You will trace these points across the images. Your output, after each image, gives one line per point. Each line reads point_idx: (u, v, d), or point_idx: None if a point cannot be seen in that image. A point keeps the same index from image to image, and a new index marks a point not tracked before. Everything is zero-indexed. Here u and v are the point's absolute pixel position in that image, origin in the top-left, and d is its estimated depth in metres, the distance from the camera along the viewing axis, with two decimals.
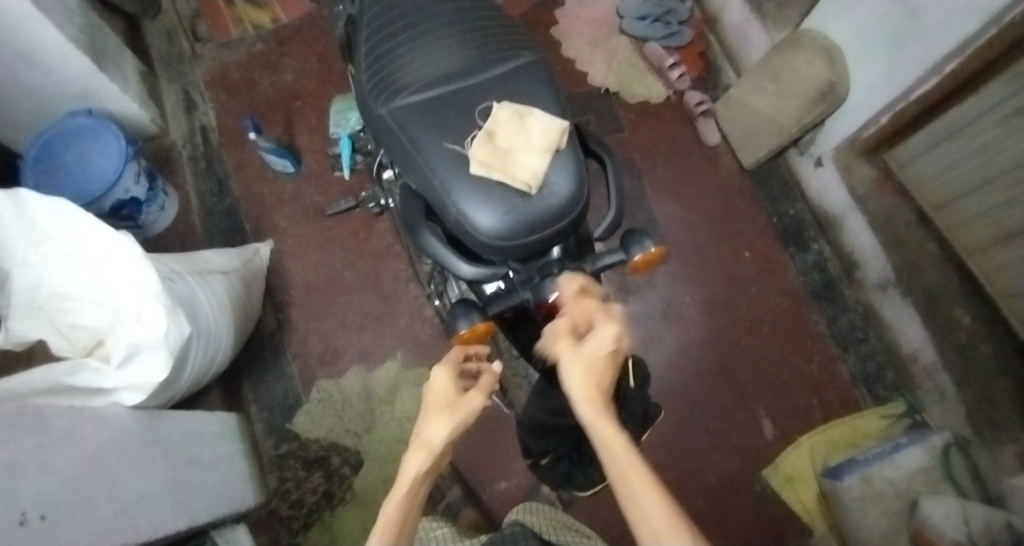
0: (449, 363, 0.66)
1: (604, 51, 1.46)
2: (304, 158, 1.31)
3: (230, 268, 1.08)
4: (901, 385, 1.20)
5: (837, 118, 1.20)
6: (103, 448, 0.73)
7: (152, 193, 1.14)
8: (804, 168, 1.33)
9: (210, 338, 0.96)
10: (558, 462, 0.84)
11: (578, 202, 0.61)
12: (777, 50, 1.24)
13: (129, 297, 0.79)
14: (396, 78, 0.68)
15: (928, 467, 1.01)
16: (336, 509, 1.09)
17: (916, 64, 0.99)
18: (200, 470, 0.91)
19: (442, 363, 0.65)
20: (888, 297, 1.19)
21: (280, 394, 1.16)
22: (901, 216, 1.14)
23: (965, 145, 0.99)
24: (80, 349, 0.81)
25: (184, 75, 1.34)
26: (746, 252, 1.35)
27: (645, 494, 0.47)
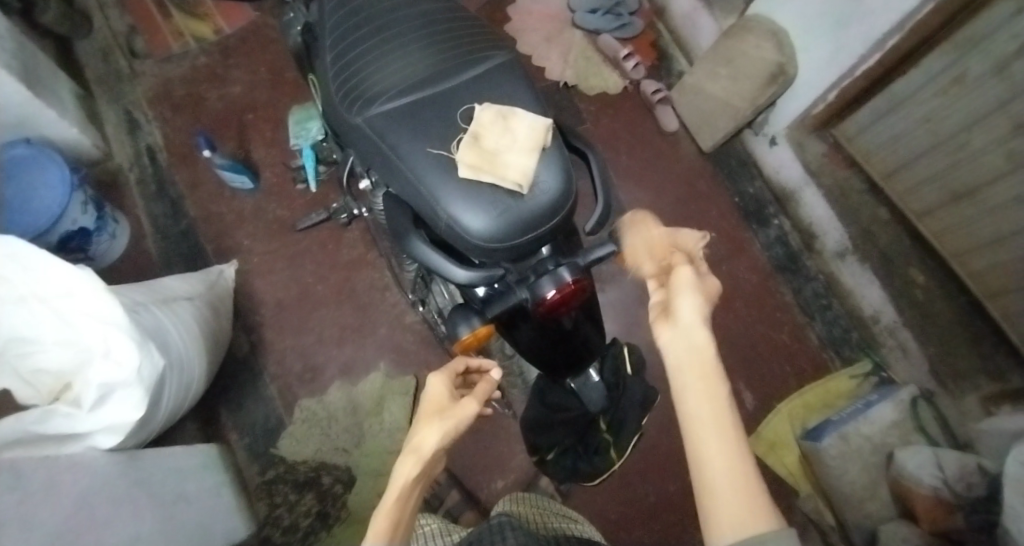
0: (445, 372, 0.66)
1: (559, 45, 1.46)
2: (263, 173, 1.26)
3: (195, 293, 1.04)
4: (867, 345, 1.26)
5: (788, 98, 1.25)
6: (86, 494, 0.69)
7: (101, 221, 1.08)
8: (759, 147, 1.38)
9: (183, 367, 0.92)
10: (563, 456, 0.88)
11: (568, 198, 0.61)
12: (727, 36, 1.28)
13: (96, 334, 0.74)
14: (369, 85, 0.66)
15: (900, 420, 1.06)
16: (332, 529, 1.05)
17: (858, 40, 1.05)
18: (187, 506, 0.87)
19: (438, 372, 0.65)
20: (847, 265, 1.25)
21: (261, 418, 1.13)
22: (854, 187, 1.20)
23: (909, 115, 1.05)
24: (46, 395, 0.78)
25: (124, 94, 1.27)
26: (712, 233, 1.39)
27: (719, 447, 0.47)
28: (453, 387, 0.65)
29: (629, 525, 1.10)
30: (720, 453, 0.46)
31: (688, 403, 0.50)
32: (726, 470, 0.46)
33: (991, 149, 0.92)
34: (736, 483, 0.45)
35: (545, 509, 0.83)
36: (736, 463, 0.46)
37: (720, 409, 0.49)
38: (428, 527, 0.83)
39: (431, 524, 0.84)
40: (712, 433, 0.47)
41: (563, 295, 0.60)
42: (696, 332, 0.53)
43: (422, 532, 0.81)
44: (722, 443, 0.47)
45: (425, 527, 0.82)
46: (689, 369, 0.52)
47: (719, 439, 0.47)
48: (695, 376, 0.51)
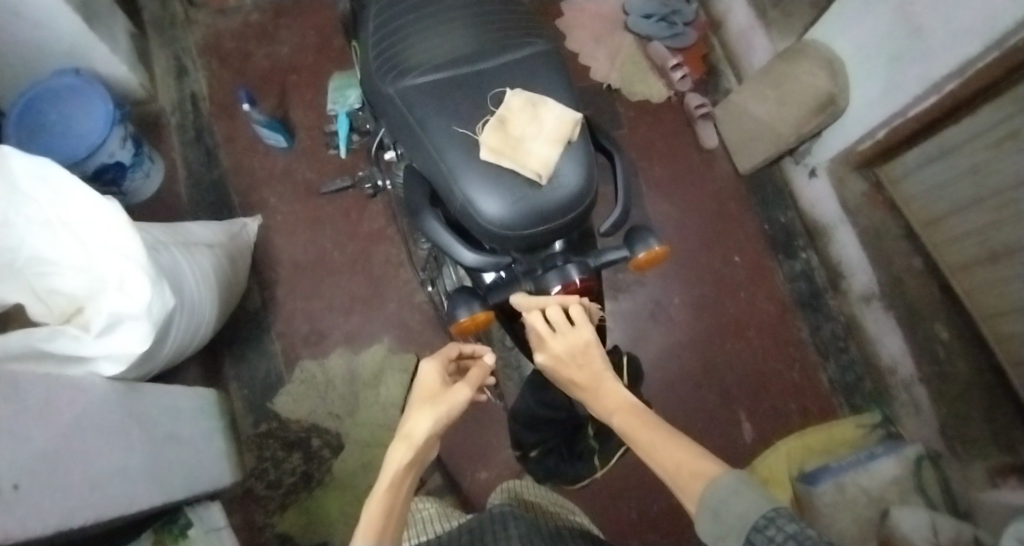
0: (437, 359, 0.65)
1: (608, 47, 1.44)
2: (298, 134, 1.27)
3: (216, 242, 1.06)
4: (878, 396, 1.23)
5: (835, 130, 1.22)
6: (79, 419, 0.70)
7: (138, 159, 1.11)
8: (798, 177, 1.35)
9: (193, 311, 0.94)
10: (547, 455, 0.87)
11: (587, 196, 0.60)
12: (780, 59, 1.25)
13: (113, 266, 0.77)
14: (406, 58, 0.66)
15: (902, 477, 1.02)
16: (313, 492, 1.07)
17: (917, 80, 1.01)
18: (177, 446, 0.89)
19: (429, 358, 0.65)
20: (871, 309, 1.22)
21: (262, 373, 1.14)
22: (890, 231, 1.15)
23: (958, 164, 1.00)
24: (57, 316, 0.79)
25: (177, 41, 1.30)
26: (736, 256, 1.37)
27: (658, 442, 0.51)
28: (444, 374, 0.65)
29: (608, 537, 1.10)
30: (658, 446, 0.51)
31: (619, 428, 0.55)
32: (671, 452, 0.50)
33: None
34: (680, 453, 0.50)
35: (543, 498, 0.81)
36: (675, 441, 0.51)
37: (638, 414, 0.54)
38: (425, 511, 0.84)
39: (428, 509, 0.85)
40: (644, 432, 0.53)
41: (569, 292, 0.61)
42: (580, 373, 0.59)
43: (420, 515, 0.83)
44: (656, 434, 0.52)
45: (423, 511, 0.84)
46: (601, 403, 0.57)
47: (647, 430, 0.53)
48: (609, 407, 0.56)
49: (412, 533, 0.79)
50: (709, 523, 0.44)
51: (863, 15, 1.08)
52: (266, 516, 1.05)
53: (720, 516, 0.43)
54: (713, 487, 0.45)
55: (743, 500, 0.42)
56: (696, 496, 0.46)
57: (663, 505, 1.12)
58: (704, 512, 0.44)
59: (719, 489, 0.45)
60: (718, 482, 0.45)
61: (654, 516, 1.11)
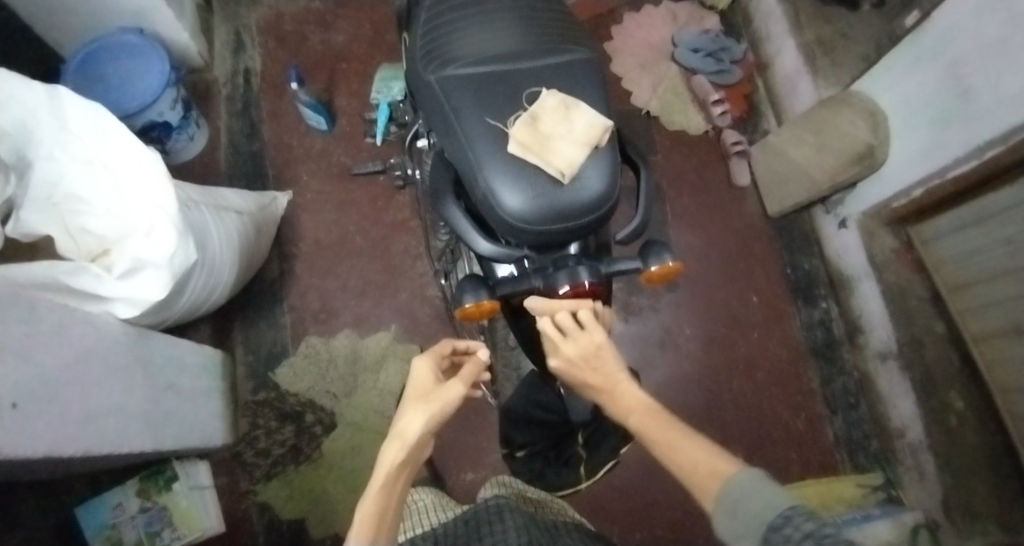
0: (431, 356, 0.65)
1: (653, 75, 1.46)
2: (339, 119, 1.31)
3: (246, 210, 1.09)
4: (883, 457, 1.20)
5: (870, 183, 1.21)
6: (84, 354, 0.72)
7: (185, 121, 1.16)
8: (826, 226, 1.34)
9: (212, 271, 0.96)
10: (532, 458, 0.84)
11: (608, 201, 0.60)
12: (822, 105, 1.24)
13: (144, 213, 0.80)
14: (450, 50, 0.68)
15: (896, 543, 0.99)
16: (300, 466, 1.08)
17: (959, 142, 1.00)
18: (176, 398, 0.91)
19: (422, 354, 0.65)
20: (886, 369, 1.19)
21: (268, 343, 1.16)
22: (915, 292, 1.14)
23: (992, 233, 0.99)
24: (83, 253, 0.80)
25: (239, 16, 1.35)
26: (755, 297, 1.35)
27: (677, 442, 0.53)
28: (438, 371, 0.64)
29: None
30: (679, 443, 0.53)
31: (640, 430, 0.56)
32: (691, 451, 0.52)
33: None
34: (700, 453, 0.52)
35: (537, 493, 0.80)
36: (696, 444, 0.53)
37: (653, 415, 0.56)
38: (421, 501, 0.84)
39: (425, 499, 0.85)
40: (664, 435, 0.54)
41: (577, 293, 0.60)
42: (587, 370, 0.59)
43: (415, 505, 0.83)
44: (675, 438, 0.54)
45: (419, 501, 0.84)
46: (618, 403, 0.58)
47: (667, 434, 0.54)
48: (626, 409, 0.57)
49: (408, 526, 0.78)
50: (728, 516, 0.47)
51: (913, 72, 1.07)
52: (250, 483, 1.07)
53: (740, 511, 0.46)
54: (730, 484, 0.48)
55: (762, 495, 0.46)
56: (714, 496, 0.49)
57: (644, 535, 1.13)
58: (723, 507, 0.47)
59: (742, 482, 0.48)
60: (737, 479, 0.48)
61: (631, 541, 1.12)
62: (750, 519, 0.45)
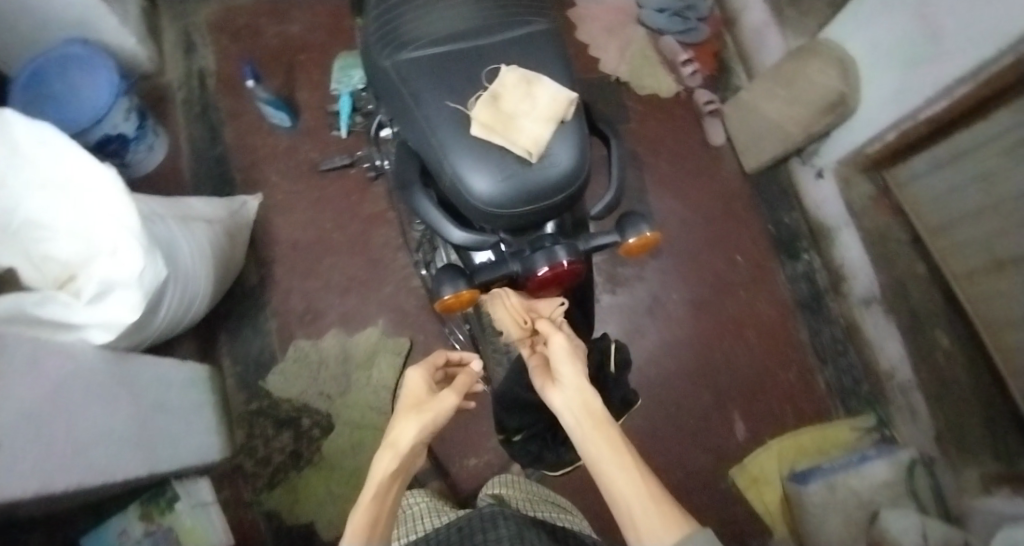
0: (423, 366, 0.65)
1: (620, 39, 1.43)
2: (303, 113, 1.27)
3: (215, 218, 1.07)
4: (875, 400, 1.22)
5: (843, 131, 1.20)
6: (64, 382, 0.70)
7: (141, 131, 1.12)
8: (804, 177, 1.32)
9: (186, 284, 0.94)
10: (530, 440, 0.84)
11: (579, 176, 0.59)
12: (791, 57, 1.23)
13: (106, 232, 0.77)
14: (405, 30, 0.65)
15: (893, 481, 1.04)
16: (302, 470, 1.08)
17: (930, 82, 0.99)
18: (165, 417, 0.90)
19: (415, 367, 0.64)
20: (872, 314, 1.20)
21: (255, 350, 1.15)
22: (894, 235, 1.14)
23: (967, 170, 0.99)
24: (51, 282, 0.79)
25: (188, 15, 1.30)
26: (738, 257, 1.35)
27: (628, 477, 0.47)
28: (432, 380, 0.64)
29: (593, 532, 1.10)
30: (621, 470, 0.48)
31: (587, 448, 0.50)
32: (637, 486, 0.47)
33: None
34: (646, 495, 0.46)
35: (532, 496, 0.88)
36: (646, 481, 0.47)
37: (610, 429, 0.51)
38: (416, 506, 0.86)
39: (419, 503, 0.88)
40: (609, 463, 0.48)
41: (556, 274, 0.59)
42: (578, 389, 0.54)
43: (411, 511, 0.85)
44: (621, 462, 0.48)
45: (414, 506, 0.86)
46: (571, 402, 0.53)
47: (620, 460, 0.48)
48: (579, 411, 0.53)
49: (402, 532, 0.81)
50: None
51: (881, 14, 1.05)
52: (254, 492, 1.06)
53: None
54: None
55: None
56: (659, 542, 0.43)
57: None
58: None
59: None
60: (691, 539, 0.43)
61: None
62: None
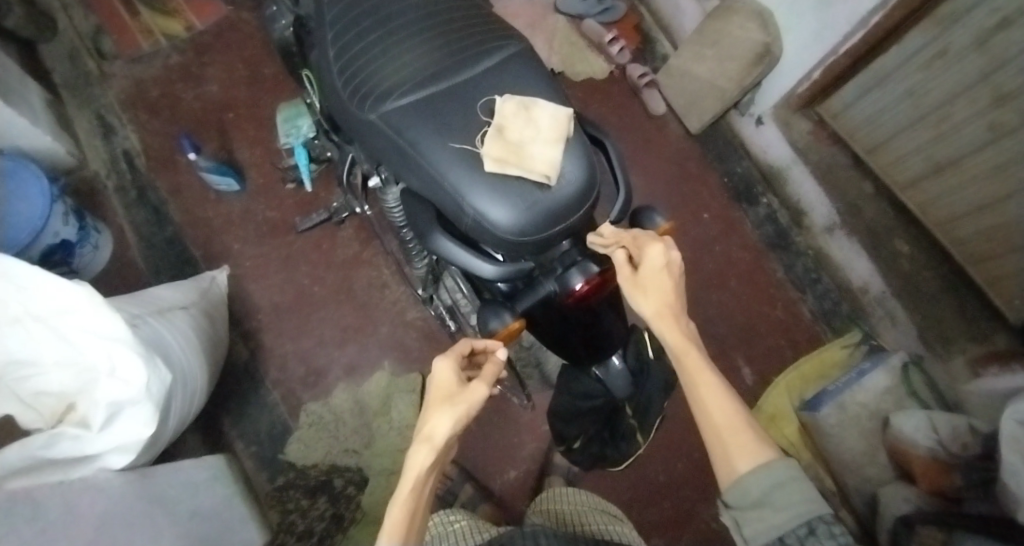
0: (451, 355, 0.59)
1: (543, 32, 1.43)
2: (249, 174, 1.22)
3: (189, 302, 1.01)
4: (856, 315, 1.31)
5: (772, 78, 1.27)
6: (105, 519, 0.68)
7: (83, 232, 1.04)
8: (745, 127, 1.39)
9: (186, 380, 0.89)
10: (590, 443, 0.91)
11: (594, 188, 0.60)
12: (712, 18, 1.29)
13: (97, 351, 0.72)
14: (380, 81, 0.64)
15: (893, 386, 1.11)
16: (347, 531, 1.05)
17: (845, 18, 1.07)
18: (206, 520, 0.85)
19: (443, 355, 0.60)
20: (836, 239, 1.29)
21: (265, 426, 1.10)
22: (840, 163, 1.23)
23: (895, 89, 1.07)
24: (48, 417, 0.75)
25: (96, 98, 1.21)
26: (705, 214, 1.41)
27: (719, 404, 0.57)
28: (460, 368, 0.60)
29: (642, 505, 1.15)
30: (716, 402, 0.57)
31: (685, 367, 0.59)
32: (723, 412, 0.56)
33: (970, 122, 0.97)
34: (738, 422, 0.55)
35: (580, 508, 0.87)
36: (732, 407, 0.56)
37: (704, 360, 0.59)
38: (456, 526, 0.82)
39: (459, 521, 0.84)
40: (713, 400, 0.57)
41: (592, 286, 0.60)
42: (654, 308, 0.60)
43: (452, 529, 0.81)
44: (719, 397, 0.57)
45: (454, 524, 0.83)
46: (676, 338, 0.61)
47: (713, 390, 0.58)
48: (684, 347, 0.60)
49: None
50: (743, 496, 0.50)
51: None
52: None
53: (764, 497, 0.49)
54: (756, 469, 0.51)
55: (795, 487, 0.48)
56: (746, 459, 0.52)
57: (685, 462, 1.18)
58: (746, 483, 0.50)
59: (781, 468, 0.50)
60: (771, 463, 0.51)
61: (675, 473, 1.17)
62: (771, 504, 0.48)
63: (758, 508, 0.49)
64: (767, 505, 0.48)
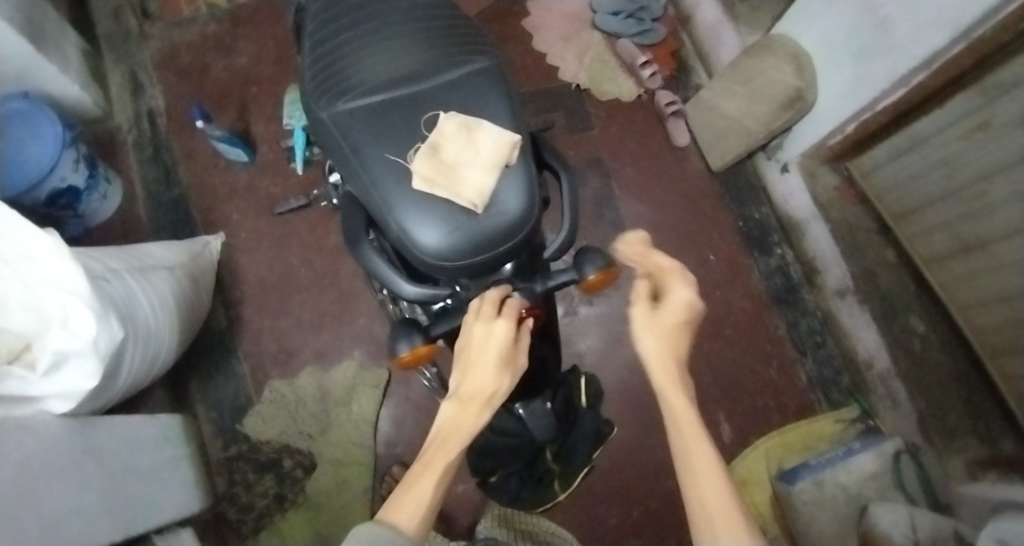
0: (514, 319, 0.57)
1: (575, 47, 1.42)
2: (259, 148, 1.24)
3: (176, 263, 1.04)
4: (857, 390, 1.22)
5: (804, 125, 1.21)
6: (25, 462, 0.67)
7: (93, 181, 1.09)
8: (771, 173, 1.34)
9: (149, 340, 0.91)
10: (508, 481, 0.85)
11: (529, 220, 0.57)
12: (748, 54, 1.23)
13: (55, 301, 0.74)
14: (339, 81, 0.63)
15: (879, 473, 1.04)
16: (286, 513, 1.06)
17: (885, 72, 0.98)
18: (138, 479, 0.87)
19: (508, 319, 0.56)
20: (846, 305, 1.21)
21: (230, 395, 1.13)
22: (862, 225, 1.14)
23: (929, 155, 0.98)
24: (4, 354, 0.74)
25: (133, 55, 1.27)
26: (711, 255, 1.35)
27: (707, 476, 0.53)
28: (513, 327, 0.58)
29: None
30: (707, 478, 0.53)
31: (676, 429, 0.56)
32: (712, 484, 0.52)
33: (1007, 204, 0.85)
34: (722, 496, 0.52)
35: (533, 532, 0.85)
36: (720, 480, 0.53)
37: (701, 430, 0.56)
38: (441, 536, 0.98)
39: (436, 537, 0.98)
40: (706, 472, 0.53)
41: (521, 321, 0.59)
42: (660, 339, 0.59)
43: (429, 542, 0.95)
44: (707, 468, 0.53)
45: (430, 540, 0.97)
46: (671, 394, 0.57)
47: (702, 454, 0.54)
48: (678, 404, 0.57)
49: None
50: None
51: (832, 7, 1.05)
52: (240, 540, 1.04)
53: None
54: None
55: None
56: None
57: (641, 510, 1.14)
58: None
59: None
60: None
61: (628, 521, 1.13)
62: None
63: None
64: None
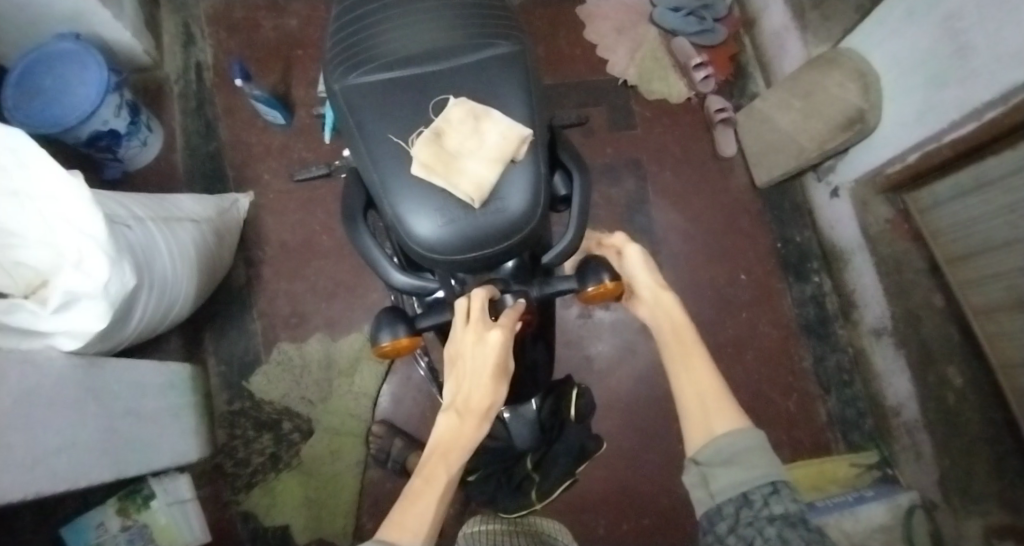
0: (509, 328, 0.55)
1: (629, 40, 1.36)
2: (297, 112, 1.25)
3: (203, 217, 1.05)
4: (879, 435, 1.15)
5: (861, 149, 1.13)
6: (26, 393, 0.68)
7: (134, 126, 1.11)
8: (819, 195, 1.26)
9: (164, 289, 0.92)
10: (485, 480, 0.83)
11: (530, 221, 0.56)
12: (810, 65, 1.16)
13: (72, 241, 0.75)
14: (359, 51, 0.62)
15: (890, 526, 0.93)
16: (280, 473, 1.08)
17: (955, 103, 0.90)
18: (138, 422, 0.90)
19: (503, 329, 0.54)
20: (881, 345, 1.13)
21: (240, 350, 1.15)
22: (911, 262, 1.05)
23: (993, 200, 0.88)
24: (21, 287, 0.78)
25: (188, 6, 1.28)
26: (743, 275, 1.29)
27: (694, 378, 0.63)
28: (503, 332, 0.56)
29: None
30: (703, 381, 0.63)
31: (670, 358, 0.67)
32: (703, 384, 0.63)
33: None
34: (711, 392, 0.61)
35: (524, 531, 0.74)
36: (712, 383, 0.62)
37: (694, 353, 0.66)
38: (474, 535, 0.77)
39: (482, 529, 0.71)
40: (695, 376, 0.64)
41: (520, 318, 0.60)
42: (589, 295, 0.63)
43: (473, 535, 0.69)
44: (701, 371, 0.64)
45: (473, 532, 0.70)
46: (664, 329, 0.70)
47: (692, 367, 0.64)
48: (667, 330, 0.69)
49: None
50: (715, 457, 0.55)
51: (909, 25, 0.96)
52: (232, 493, 1.07)
53: (727, 454, 0.54)
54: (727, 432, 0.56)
55: (755, 456, 0.53)
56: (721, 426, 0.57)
57: (631, 525, 1.11)
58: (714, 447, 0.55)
59: (747, 437, 0.54)
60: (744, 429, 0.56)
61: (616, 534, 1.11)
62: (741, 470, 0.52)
63: (727, 465, 0.53)
64: (733, 465, 0.53)
